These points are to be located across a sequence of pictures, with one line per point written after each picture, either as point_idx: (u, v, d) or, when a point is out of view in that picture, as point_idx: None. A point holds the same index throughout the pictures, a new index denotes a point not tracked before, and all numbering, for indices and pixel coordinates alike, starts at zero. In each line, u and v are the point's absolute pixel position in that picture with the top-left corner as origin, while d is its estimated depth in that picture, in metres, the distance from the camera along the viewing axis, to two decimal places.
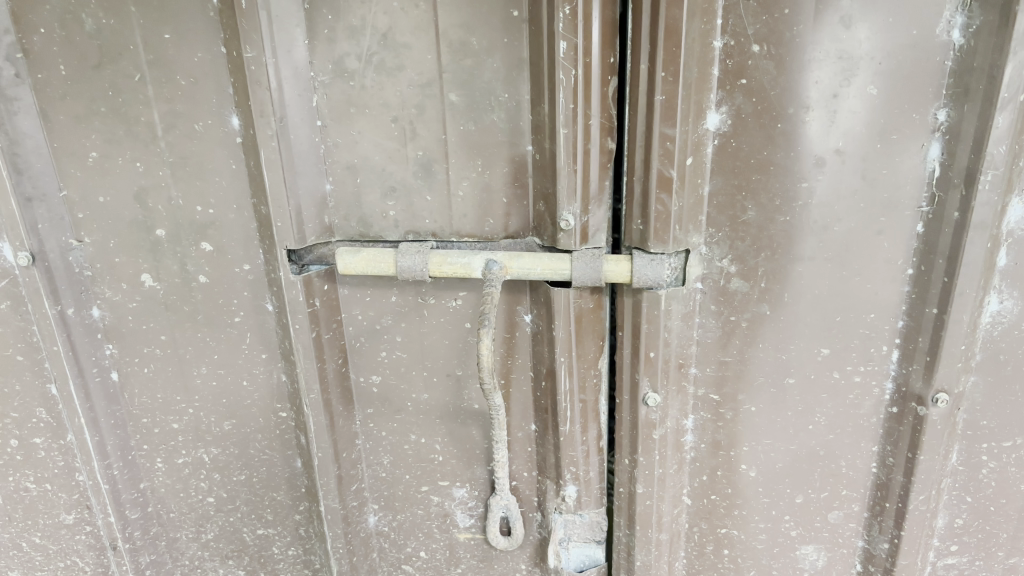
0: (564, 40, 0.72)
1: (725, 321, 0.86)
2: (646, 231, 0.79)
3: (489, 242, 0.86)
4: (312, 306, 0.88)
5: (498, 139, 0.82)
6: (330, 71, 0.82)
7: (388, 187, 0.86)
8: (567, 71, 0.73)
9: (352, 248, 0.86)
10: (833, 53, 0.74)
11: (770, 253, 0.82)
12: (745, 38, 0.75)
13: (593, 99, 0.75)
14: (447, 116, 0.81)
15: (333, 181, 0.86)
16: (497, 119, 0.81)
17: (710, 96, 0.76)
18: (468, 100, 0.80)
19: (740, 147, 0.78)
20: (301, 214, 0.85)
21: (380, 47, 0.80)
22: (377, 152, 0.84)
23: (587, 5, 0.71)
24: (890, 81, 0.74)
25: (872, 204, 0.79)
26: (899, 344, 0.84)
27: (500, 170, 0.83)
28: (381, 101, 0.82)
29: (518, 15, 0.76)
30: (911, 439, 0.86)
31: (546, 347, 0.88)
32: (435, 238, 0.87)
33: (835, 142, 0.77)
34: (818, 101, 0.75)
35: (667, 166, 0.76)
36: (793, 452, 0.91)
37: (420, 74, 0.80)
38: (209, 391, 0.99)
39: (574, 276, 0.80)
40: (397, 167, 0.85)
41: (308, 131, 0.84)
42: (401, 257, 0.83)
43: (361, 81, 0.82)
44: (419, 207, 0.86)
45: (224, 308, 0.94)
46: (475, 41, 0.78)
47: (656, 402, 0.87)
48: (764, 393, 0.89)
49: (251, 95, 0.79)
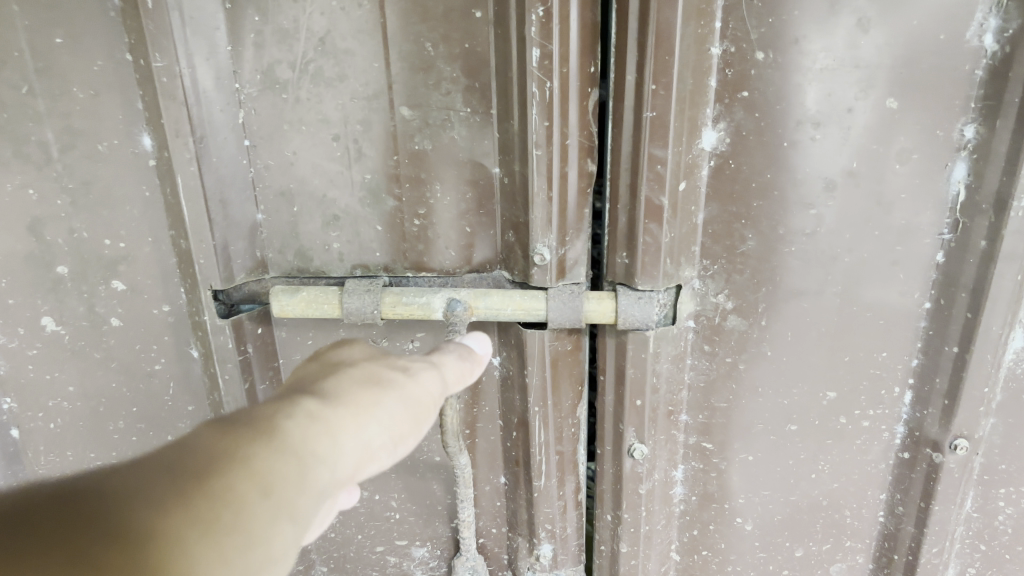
0: (538, 46, 0.61)
1: (718, 363, 0.76)
2: (632, 265, 0.69)
3: (450, 276, 0.74)
4: (244, 352, 0.77)
5: (459, 159, 0.70)
6: (258, 81, 0.69)
7: (330, 216, 0.74)
8: (541, 84, 0.62)
9: (288, 288, 0.73)
10: (849, 62, 0.63)
11: (771, 288, 0.72)
12: (747, 44, 0.64)
13: (572, 115, 0.64)
14: (397, 134, 0.70)
15: (265, 210, 0.74)
16: (457, 136, 0.69)
17: (705, 110, 0.65)
18: (422, 114, 0.69)
19: (739, 169, 0.68)
20: (228, 249, 0.72)
21: (317, 54, 0.68)
22: (316, 176, 0.72)
23: (564, 4, 0.60)
24: (910, 93, 0.64)
25: (887, 232, 0.69)
26: (912, 385, 0.76)
27: (463, 198, 0.71)
28: (319, 115, 0.70)
29: (481, 17, 0.65)
30: (924, 487, 0.78)
31: (518, 395, 0.77)
32: (387, 273, 0.75)
33: (846, 162, 0.67)
34: (829, 116, 0.65)
35: (657, 192, 0.65)
36: (793, 504, 0.82)
37: (365, 85, 0.68)
38: (129, 447, 0.85)
39: (550, 316, 0.69)
40: (340, 192, 0.72)
41: (235, 153, 0.71)
42: (347, 298, 0.71)
43: (295, 93, 0.69)
44: (368, 237, 0.74)
45: (142, 355, 0.81)
46: (430, 47, 0.66)
47: (643, 454, 0.77)
48: (762, 440, 0.79)
49: (163, 111, 0.66)
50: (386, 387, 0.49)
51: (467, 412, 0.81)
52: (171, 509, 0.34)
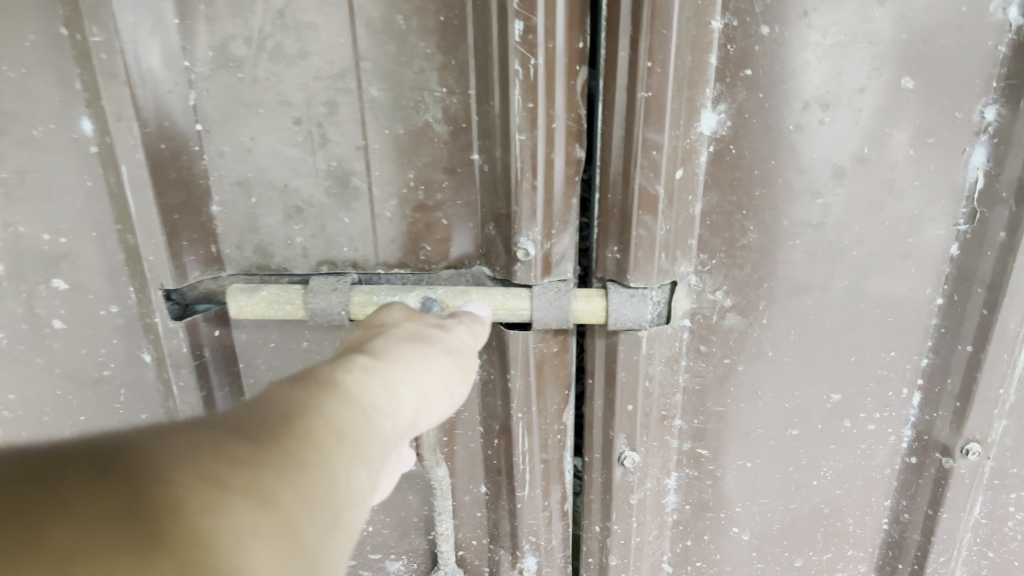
0: (522, 18, 0.55)
1: (716, 365, 0.70)
2: (624, 260, 0.63)
3: (425, 272, 0.69)
4: (200, 357, 0.70)
5: (435, 145, 0.64)
6: (211, 59, 0.62)
7: (292, 207, 0.67)
8: (524, 60, 0.56)
9: (246, 287, 0.66)
10: (863, 37, 0.58)
11: (773, 283, 0.67)
12: (751, 17, 0.58)
13: (558, 95, 0.58)
14: (366, 116, 0.63)
15: (222, 202, 0.67)
16: (432, 118, 0.63)
17: (705, 91, 0.59)
18: (394, 95, 0.63)
19: (741, 155, 0.62)
20: (180, 245, 0.66)
21: (276, 27, 0.61)
22: (278, 163, 0.65)
23: None
24: (928, 72, 0.59)
25: (899, 222, 0.64)
26: (921, 386, 0.71)
27: (441, 185, 0.66)
28: (280, 96, 0.63)
29: None
30: (932, 494, 0.74)
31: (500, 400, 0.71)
32: (356, 269, 0.69)
33: (857, 146, 0.61)
34: (840, 96, 0.60)
35: (652, 180, 0.60)
36: (792, 512, 0.77)
37: (331, 63, 0.62)
38: None
39: (535, 316, 0.64)
40: (303, 181, 0.66)
41: (187, 138, 0.63)
42: (312, 298, 0.65)
43: (252, 71, 0.62)
44: (334, 230, 0.68)
45: (88, 364, 0.72)
46: (402, 20, 0.60)
47: (634, 462, 0.71)
48: (762, 446, 0.74)
49: (102, 92, 0.59)
50: (428, 341, 0.55)
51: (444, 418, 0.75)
52: (280, 426, 0.36)
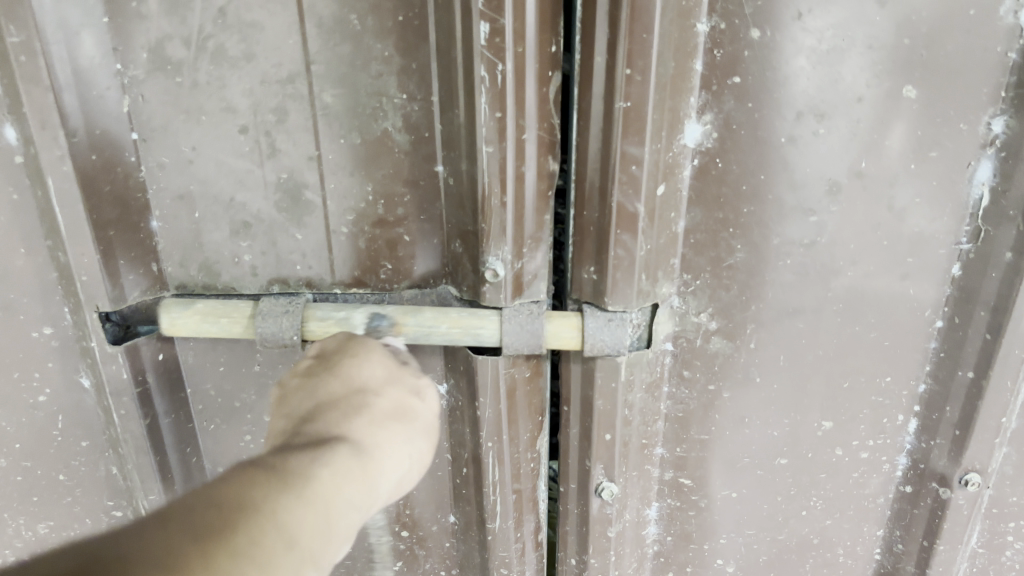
0: (487, 20, 0.49)
1: (701, 392, 0.66)
2: (601, 282, 0.58)
3: (387, 293, 0.63)
4: (142, 379, 0.64)
5: (394, 155, 0.58)
6: (146, 62, 0.57)
7: (239, 222, 0.61)
8: (490, 66, 0.50)
9: (189, 300, 0.61)
10: (861, 42, 0.53)
11: (762, 306, 0.62)
12: (740, 19, 0.53)
13: (528, 104, 0.53)
14: (319, 125, 0.58)
15: (161, 217, 0.61)
16: (392, 127, 0.58)
17: (689, 99, 0.54)
18: (349, 101, 0.57)
19: (728, 169, 0.57)
20: (118, 263, 0.60)
21: (217, 27, 0.55)
22: (222, 176, 0.60)
23: None
24: (932, 80, 0.54)
25: (898, 241, 0.60)
26: (917, 412, 0.67)
27: (403, 198, 0.60)
28: (223, 103, 0.58)
29: None
30: (927, 525, 0.70)
31: (468, 427, 0.66)
32: (311, 289, 0.63)
33: (854, 160, 0.56)
34: (836, 106, 0.55)
35: (630, 198, 0.55)
36: (781, 543, 0.73)
37: (278, 66, 0.56)
38: (12, 488, 0.73)
39: (505, 341, 0.58)
40: (250, 195, 0.60)
41: (121, 147, 0.58)
42: (259, 320, 0.59)
43: (192, 75, 0.57)
44: (286, 248, 0.62)
45: (21, 386, 0.68)
46: (357, 20, 0.55)
47: (612, 493, 0.67)
48: (749, 476, 0.69)
49: (24, 97, 0.54)
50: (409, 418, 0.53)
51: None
52: (270, 527, 0.39)
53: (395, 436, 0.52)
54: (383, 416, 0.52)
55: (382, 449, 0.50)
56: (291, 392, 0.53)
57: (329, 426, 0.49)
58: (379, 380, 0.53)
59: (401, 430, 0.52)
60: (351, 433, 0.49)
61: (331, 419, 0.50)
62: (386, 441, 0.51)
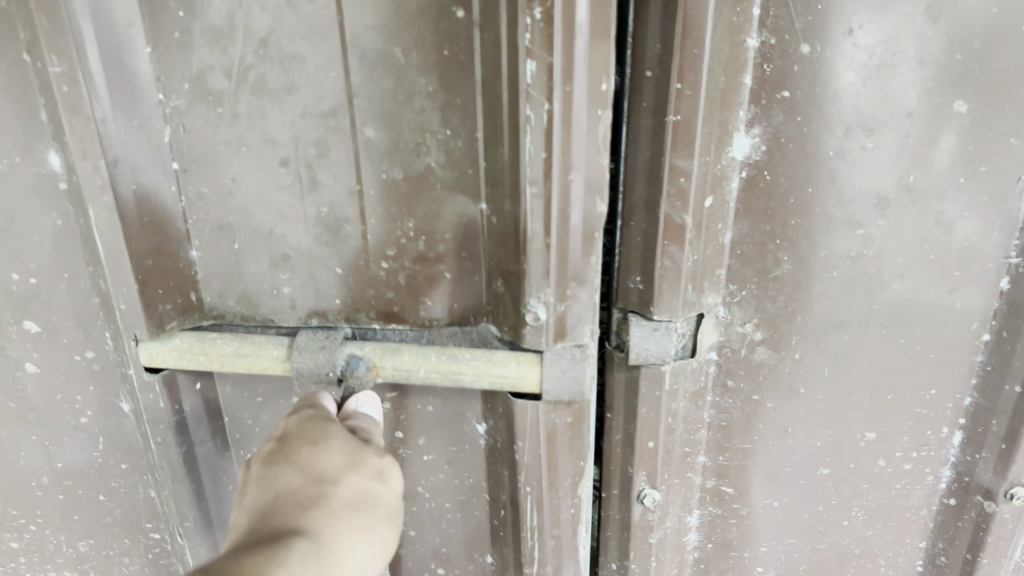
0: (535, 58, 0.48)
1: (744, 402, 0.65)
2: (646, 293, 0.58)
3: (426, 330, 0.62)
4: (179, 411, 0.66)
5: (435, 191, 0.57)
6: (187, 92, 0.57)
7: (279, 255, 0.62)
8: (537, 105, 0.50)
9: (229, 334, 0.62)
10: (912, 57, 0.52)
11: (808, 318, 0.61)
12: (790, 35, 0.52)
13: (576, 144, 0.51)
14: (360, 158, 0.57)
15: (200, 247, 0.62)
16: (433, 162, 0.56)
17: (739, 112, 0.54)
18: (391, 135, 0.56)
19: (776, 182, 0.57)
20: (155, 294, 0.61)
21: (258, 59, 0.55)
22: (261, 207, 0.60)
23: (567, 5, 0.47)
24: (985, 92, 0.54)
25: (946, 255, 0.59)
26: (963, 425, 0.66)
27: (447, 236, 0.59)
28: (263, 134, 0.57)
29: (464, 16, 0.52)
30: (972, 539, 0.69)
31: (506, 470, 0.65)
32: (349, 324, 0.63)
33: (903, 174, 0.56)
34: (886, 120, 0.54)
35: (678, 210, 0.54)
36: (822, 552, 0.73)
37: (320, 99, 0.56)
38: (56, 505, 0.75)
39: (545, 385, 0.57)
40: (291, 229, 0.60)
41: (159, 178, 0.59)
42: (294, 354, 0.59)
43: (232, 106, 0.57)
44: (325, 283, 0.62)
45: (63, 407, 0.69)
46: (400, 53, 0.54)
47: (654, 501, 0.66)
48: (792, 486, 0.69)
49: (67, 126, 0.55)
50: (370, 509, 0.54)
51: (448, 485, 0.71)
52: None
53: (355, 531, 0.53)
54: (343, 506, 0.53)
55: (340, 544, 0.52)
56: (251, 480, 0.55)
57: (287, 520, 0.51)
58: (342, 469, 0.53)
59: (361, 521, 0.53)
60: (308, 530, 0.51)
61: (291, 515, 0.51)
62: (346, 535, 0.52)
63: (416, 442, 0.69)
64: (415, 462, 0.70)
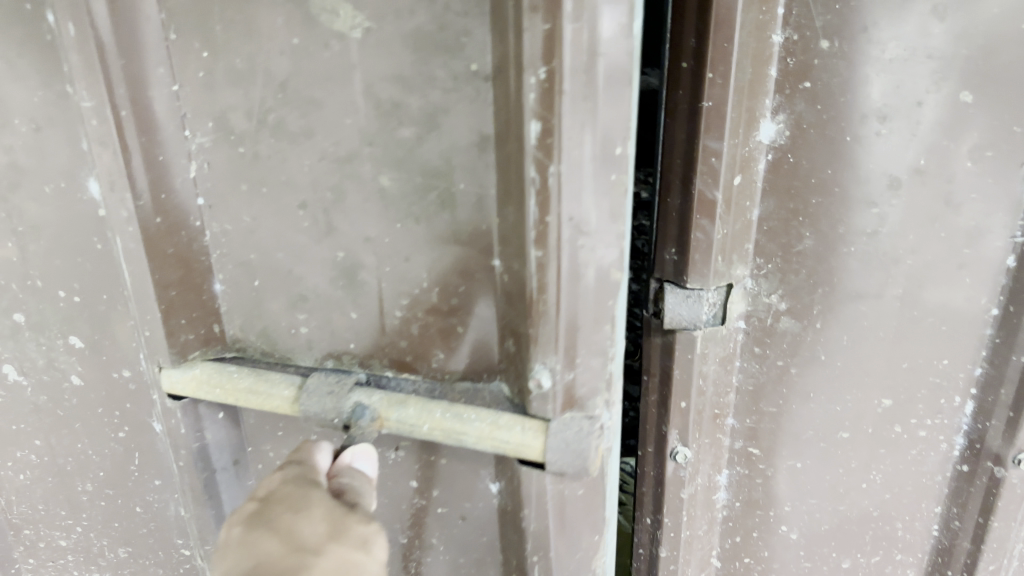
0: (539, 119, 0.54)
1: (770, 366, 0.72)
2: (681, 262, 0.66)
3: (437, 385, 0.69)
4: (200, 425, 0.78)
5: (452, 236, 0.64)
6: (212, 130, 0.68)
7: (297, 295, 0.71)
8: (545, 165, 0.55)
9: (245, 369, 0.72)
10: (922, 52, 0.60)
11: (830, 289, 0.69)
12: (812, 32, 0.60)
13: (585, 206, 0.57)
14: (374, 201, 0.65)
15: (223, 278, 0.74)
16: (447, 216, 0.64)
17: (766, 100, 0.62)
18: (405, 183, 0.64)
19: (799, 164, 0.64)
20: (177, 322, 0.74)
21: (280, 100, 0.64)
22: (280, 245, 0.70)
23: (571, 78, 0.53)
24: (988, 85, 0.60)
25: (955, 233, 0.66)
26: (974, 395, 0.72)
27: (456, 291, 0.66)
28: (284, 177, 0.67)
29: (479, 70, 0.58)
30: (983, 502, 0.75)
31: (515, 530, 0.72)
32: (364, 370, 0.71)
33: (914, 159, 0.63)
34: (898, 109, 0.62)
35: (710, 186, 0.62)
36: (841, 514, 0.78)
37: (337, 145, 0.64)
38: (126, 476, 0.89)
39: (546, 458, 0.62)
40: (308, 269, 0.70)
41: (186, 205, 0.71)
42: (304, 395, 0.68)
43: (253, 146, 0.67)
44: (342, 326, 0.71)
45: (112, 392, 0.83)
46: (413, 104, 0.61)
47: (685, 458, 0.74)
48: (813, 448, 0.76)
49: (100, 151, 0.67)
50: None
51: (464, 541, 0.77)
52: None
53: None
54: None
55: None
56: (229, 555, 0.56)
57: None
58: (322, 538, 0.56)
59: None
60: None
61: None
62: None
63: (434, 496, 0.75)
64: (432, 513, 0.77)
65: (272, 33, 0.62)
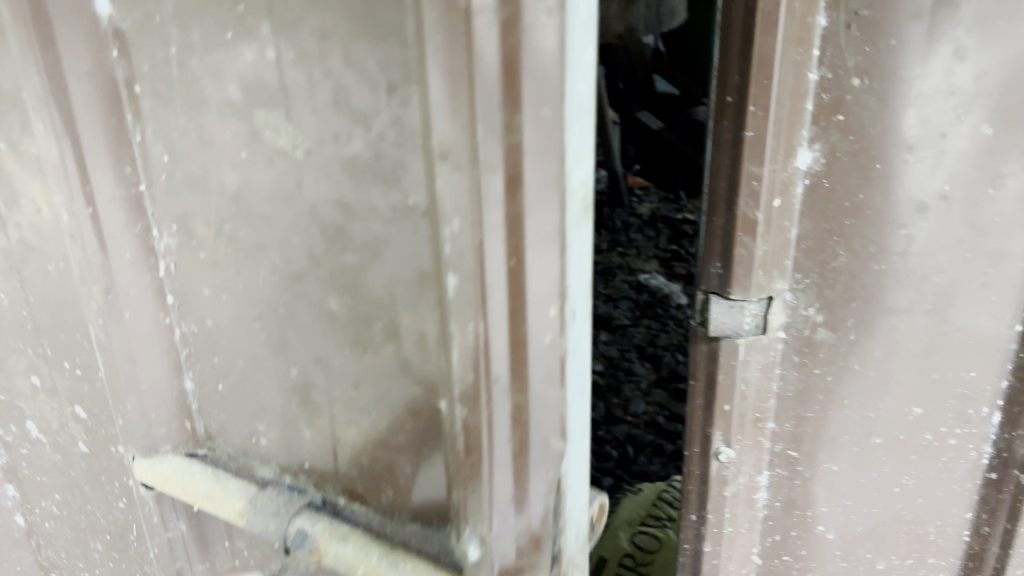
0: (452, 272, 0.62)
1: (807, 374, 0.79)
2: (726, 275, 0.73)
3: (385, 519, 0.81)
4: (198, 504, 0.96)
5: (391, 344, 0.73)
6: (175, 232, 0.85)
7: (260, 409, 0.87)
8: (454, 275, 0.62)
9: (219, 479, 0.89)
10: (945, 88, 0.67)
11: (863, 304, 0.75)
12: (844, 71, 0.67)
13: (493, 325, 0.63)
14: (326, 295, 0.75)
15: (191, 378, 0.93)
16: (404, 333, 0.72)
17: (802, 131, 0.69)
18: (346, 304, 0.74)
19: (833, 189, 0.71)
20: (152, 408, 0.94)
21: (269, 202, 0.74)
22: (253, 346, 0.84)
23: (475, 212, 0.59)
24: (1006, 118, 0.67)
25: (980, 254, 0.72)
26: (1002, 406, 0.78)
27: (406, 428, 0.76)
28: (258, 290, 0.80)
29: (410, 204, 0.66)
30: (1011, 509, 0.82)
31: None
32: (322, 497, 0.85)
33: (940, 185, 0.70)
34: (924, 140, 0.69)
35: (752, 207, 0.70)
36: (876, 516, 0.85)
37: (286, 261, 0.76)
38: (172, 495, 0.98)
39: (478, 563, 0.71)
40: (286, 357, 0.82)
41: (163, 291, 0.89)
42: (262, 499, 0.84)
43: (210, 252, 0.82)
44: (303, 442, 0.85)
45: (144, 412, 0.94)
46: (354, 224, 0.70)
47: (729, 457, 0.81)
48: (848, 452, 0.82)
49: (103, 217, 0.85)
50: None
51: None
52: None
53: None
54: None
55: None
56: None
57: None
58: None
59: None
60: None
61: None
62: None
63: None
64: None
65: (222, 143, 0.75)
